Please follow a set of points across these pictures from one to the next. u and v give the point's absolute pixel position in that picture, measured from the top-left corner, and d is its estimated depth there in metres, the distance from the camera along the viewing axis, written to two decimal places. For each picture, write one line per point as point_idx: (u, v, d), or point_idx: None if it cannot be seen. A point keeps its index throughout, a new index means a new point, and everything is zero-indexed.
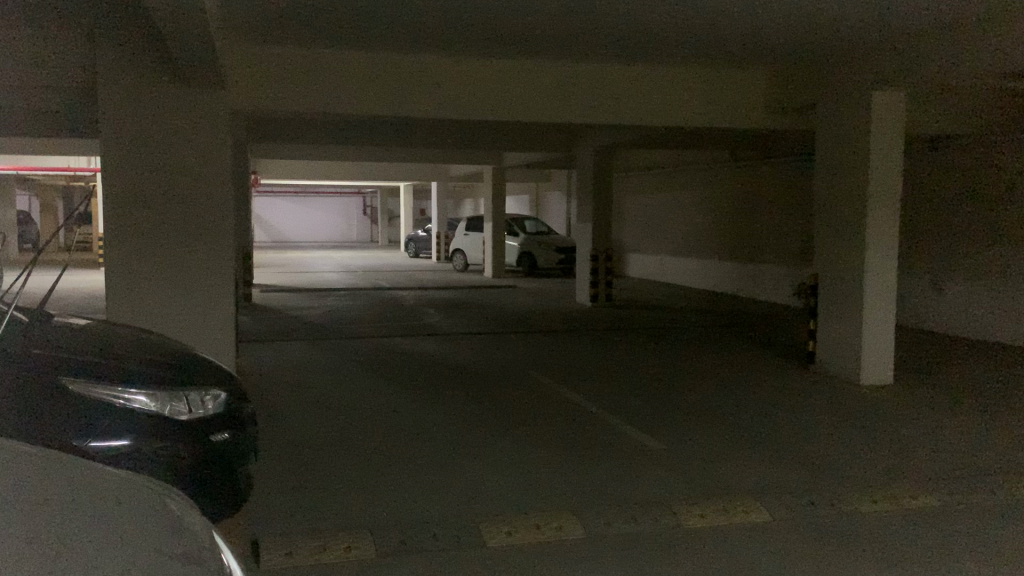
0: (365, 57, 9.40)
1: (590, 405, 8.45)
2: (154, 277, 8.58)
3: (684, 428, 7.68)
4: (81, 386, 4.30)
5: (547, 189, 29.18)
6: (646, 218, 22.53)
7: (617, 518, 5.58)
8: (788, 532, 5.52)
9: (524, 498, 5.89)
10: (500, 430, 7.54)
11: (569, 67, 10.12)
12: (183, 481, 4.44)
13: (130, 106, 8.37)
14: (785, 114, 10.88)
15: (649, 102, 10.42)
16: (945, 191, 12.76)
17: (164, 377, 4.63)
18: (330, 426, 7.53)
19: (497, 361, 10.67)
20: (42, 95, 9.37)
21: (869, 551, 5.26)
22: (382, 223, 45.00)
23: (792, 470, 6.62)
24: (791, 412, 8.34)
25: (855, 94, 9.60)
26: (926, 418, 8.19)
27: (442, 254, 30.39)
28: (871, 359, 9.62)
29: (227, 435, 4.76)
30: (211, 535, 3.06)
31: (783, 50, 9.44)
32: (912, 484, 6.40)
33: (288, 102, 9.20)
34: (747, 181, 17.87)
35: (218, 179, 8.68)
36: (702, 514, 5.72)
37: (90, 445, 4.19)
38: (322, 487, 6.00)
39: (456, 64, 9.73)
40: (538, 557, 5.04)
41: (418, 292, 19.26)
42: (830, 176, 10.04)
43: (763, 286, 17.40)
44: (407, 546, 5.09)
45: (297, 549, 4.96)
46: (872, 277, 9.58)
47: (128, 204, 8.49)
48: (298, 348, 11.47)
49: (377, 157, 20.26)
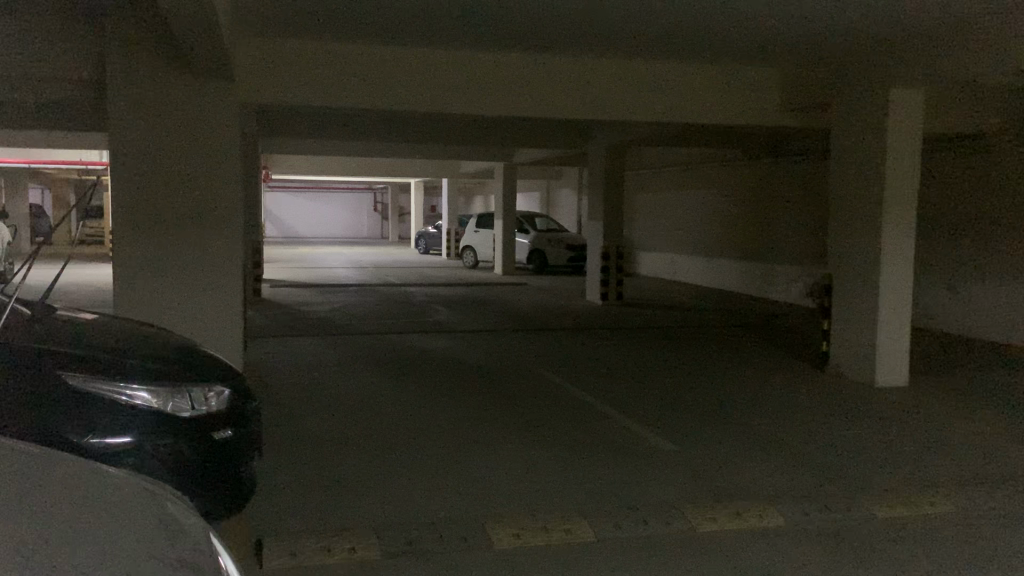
0: (374, 51, 9.30)
1: (599, 405, 8.36)
2: (160, 272, 8.52)
3: (696, 430, 7.57)
4: (82, 379, 4.22)
5: (558, 186, 29.06)
6: (656, 216, 22.47)
7: (627, 521, 5.47)
8: (802, 538, 5.39)
9: (533, 500, 5.78)
10: (508, 429, 7.45)
11: (582, 63, 10.00)
12: (183, 479, 4.37)
13: (139, 97, 8.30)
14: (799, 112, 10.75)
15: (662, 100, 10.30)
16: (962, 191, 12.60)
17: (168, 372, 4.53)
18: (336, 424, 7.45)
19: (506, 359, 10.59)
20: (51, 88, 9.33)
21: (890, 557, 5.13)
22: (394, 220, 45.01)
23: (805, 474, 6.50)
24: (806, 414, 8.20)
25: (872, 92, 9.45)
26: (941, 421, 8.05)
27: (451, 251, 30.36)
28: (886, 360, 9.48)
29: (230, 432, 4.68)
30: (209, 538, 2.96)
31: (799, 46, 9.30)
32: (929, 488, 6.26)
33: (298, 97, 9.12)
34: (760, 180, 17.73)
35: (228, 174, 8.61)
36: (713, 517, 5.59)
37: (90, 442, 4.13)
38: (328, 485, 5.94)
39: (467, 58, 9.62)
40: (546, 560, 4.94)
41: (428, 289, 19.19)
42: (845, 175, 9.90)
43: (775, 286, 17.28)
44: (412, 547, 4.99)
45: (300, 549, 4.88)
46: (888, 278, 9.43)
47: (135, 196, 8.42)
48: (306, 344, 11.41)
49: (388, 153, 20.18)
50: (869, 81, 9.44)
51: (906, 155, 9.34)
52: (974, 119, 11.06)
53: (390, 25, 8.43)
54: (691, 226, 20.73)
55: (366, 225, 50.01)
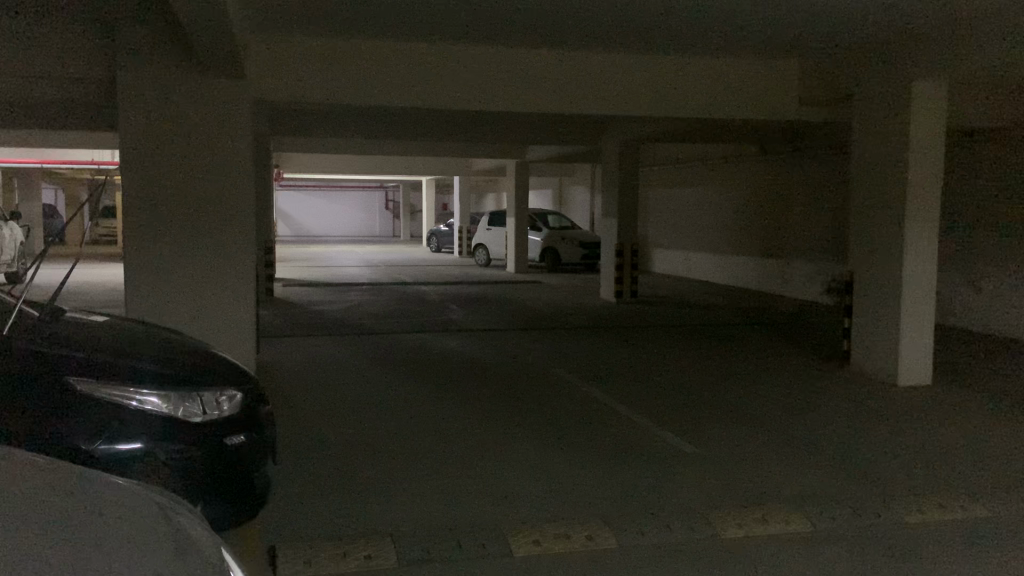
0: (388, 47, 9.18)
1: (617, 406, 8.22)
2: (171, 273, 8.42)
3: (718, 431, 7.43)
4: (90, 385, 4.10)
5: (570, 183, 28.91)
6: (670, 214, 22.33)
7: (650, 527, 5.32)
8: (830, 544, 5.23)
9: (552, 506, 5.65)
10: (526, 432, 7.32)
11: (597, 58, 9.84)
12: (195, 487, 4.26)
13: (150, 96, 8.21)
14: (817, 107, 10.57)
15: (678, 95, 10.11)
16: (985, 187, 12.41)
17: (178, 375, 4.41)
18: (351, 427, 7.35)
19: (521, 358, 10.49)
20: (61, 88, 9.24)
21: (926, 563, 4.96)
22: (406, 218, 44.90)
23: (832, 477, 6.34)
24: (830, 415, 8.03)
25: (894, 86, 9.25)
26: (968, 421, 7.87)
27: (463, 249, 30.27)
28: (910, 358, 9.30)
29: (243, 437, 4.55)
30: (219, 551, 2.84)
31: (818, 38, 9.11)
32: (960, 492, 6.08)
33: (312, 95, 9.01)
34: (777, 175, 17.56)
35: (240, 173, 8.51)
36: (739, 523, 5.43)
37: (98, 448, 4.02)
38: (344, 490, 5.83)
39: (482, 53, 9.50)
40: (568, 567, 4.81)
41: (440, 288, 19.09)
42: (866, 170, 9.72)
43: (792, 283, 17.11)
44: (430, 555, 4.86)
45: (316, 557, 4.76)
46: (912, 275, 9.24)
47: (146, 196, 8.33)
48: (318, 345, 11.32)
49: (399, 151, 20.09)
50: (891, 74, 9.25)
51: (930, 150, 9.13)
52: (998, 112, 10.88)
53: (403, 21, 8.31)
54: (706, 222, 20.59)
55: (378, 224, 49.98)
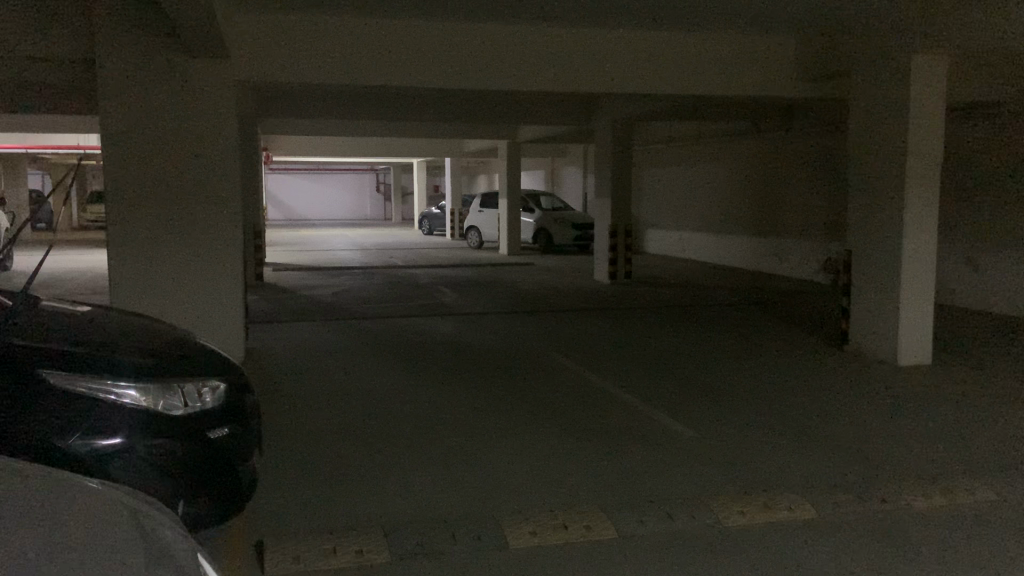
0: (376, 25, 8.94)
1: (613, 390, 8.09)
2: (154, 262, 8.21)
3: (716, 415, 7.28)
4: (65, 378, 3.92)
5: (563, 163, 28.63)
6: (665, 193, 22.19)
7: (651, 516, 5.17)
8: (834, 530, 5.08)
9: (547, 495, 5.48)
10: (518, 418, 7.16)
11: (590, 33, 9.61)
12: (176, 481, 4.09)
13: (132, 77, 7.95)
14: (815, 81, 10.36)
15: (671, 71, 9.88)
16: (985, 161, 12.28)
17: (156, 367, 4.22)
18: (341, 415, 7.20)
19: (514, 342, 10.35)
20: (38, 71, 8.96)
21: (934, 549, 4.80)
22: (396, 201, 44.48)
23: (834, 462, 6.20)
24: (829, 397, 7.90)
25: (893, 59, 9.06)
26: (968, 401, 7.76)
27: (456, 231, 30.11)
28: (909, 337, 9.18)
29: (227, 429, 4.38)
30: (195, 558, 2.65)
31: (816, 13, 8.87)
32: (964, 473, 5.96)
33: (299, 75, 8.79)
34: (773, 152, 17.38)
35: (225, 156, 8.28)
36: (741, 511, 5.28)
37: (74, 443, 3.84)
38: (335, 481, 5.68)
39: (471, 30, 9.25)
40: (563, 560, 4.64)
41: (432, 271, 18.93)
42: (864, 148, 9.54)
43: (788, 262, 17.02)
44: (422, 548, 4.71)
45: (303, 552, 4.60)
46: (910, 251, 9.10)
47: (125, 182, 8.08)
48: (309, 331, 11.15)
49: (389, 131, 19.82)
50: (891, 47, 9.03)
51: (930, 125, 8.95)
52: (998, 88, 10.72)
53: None
54: (700, 201, 20.47)
55: (368, 205, 49.63)
